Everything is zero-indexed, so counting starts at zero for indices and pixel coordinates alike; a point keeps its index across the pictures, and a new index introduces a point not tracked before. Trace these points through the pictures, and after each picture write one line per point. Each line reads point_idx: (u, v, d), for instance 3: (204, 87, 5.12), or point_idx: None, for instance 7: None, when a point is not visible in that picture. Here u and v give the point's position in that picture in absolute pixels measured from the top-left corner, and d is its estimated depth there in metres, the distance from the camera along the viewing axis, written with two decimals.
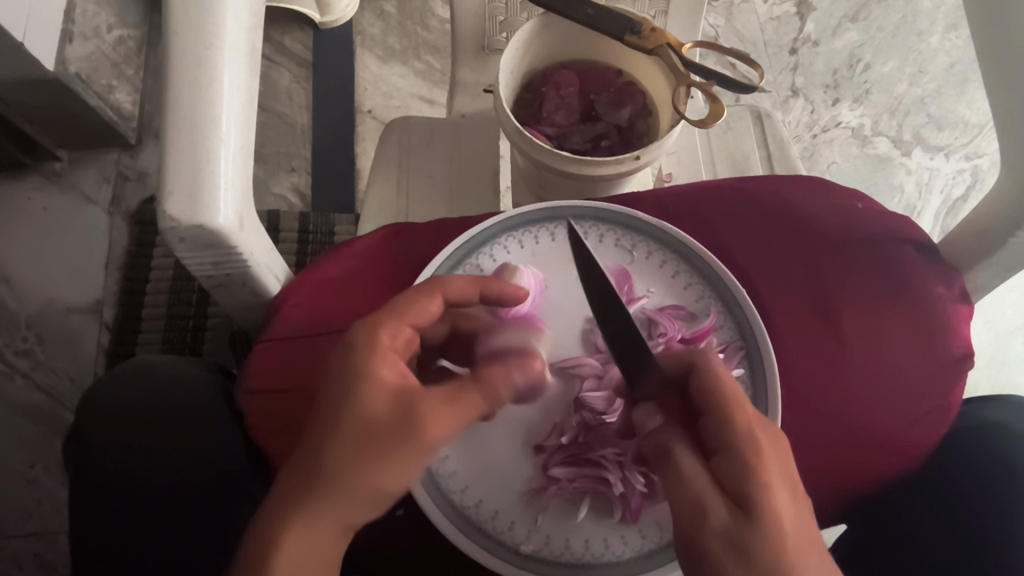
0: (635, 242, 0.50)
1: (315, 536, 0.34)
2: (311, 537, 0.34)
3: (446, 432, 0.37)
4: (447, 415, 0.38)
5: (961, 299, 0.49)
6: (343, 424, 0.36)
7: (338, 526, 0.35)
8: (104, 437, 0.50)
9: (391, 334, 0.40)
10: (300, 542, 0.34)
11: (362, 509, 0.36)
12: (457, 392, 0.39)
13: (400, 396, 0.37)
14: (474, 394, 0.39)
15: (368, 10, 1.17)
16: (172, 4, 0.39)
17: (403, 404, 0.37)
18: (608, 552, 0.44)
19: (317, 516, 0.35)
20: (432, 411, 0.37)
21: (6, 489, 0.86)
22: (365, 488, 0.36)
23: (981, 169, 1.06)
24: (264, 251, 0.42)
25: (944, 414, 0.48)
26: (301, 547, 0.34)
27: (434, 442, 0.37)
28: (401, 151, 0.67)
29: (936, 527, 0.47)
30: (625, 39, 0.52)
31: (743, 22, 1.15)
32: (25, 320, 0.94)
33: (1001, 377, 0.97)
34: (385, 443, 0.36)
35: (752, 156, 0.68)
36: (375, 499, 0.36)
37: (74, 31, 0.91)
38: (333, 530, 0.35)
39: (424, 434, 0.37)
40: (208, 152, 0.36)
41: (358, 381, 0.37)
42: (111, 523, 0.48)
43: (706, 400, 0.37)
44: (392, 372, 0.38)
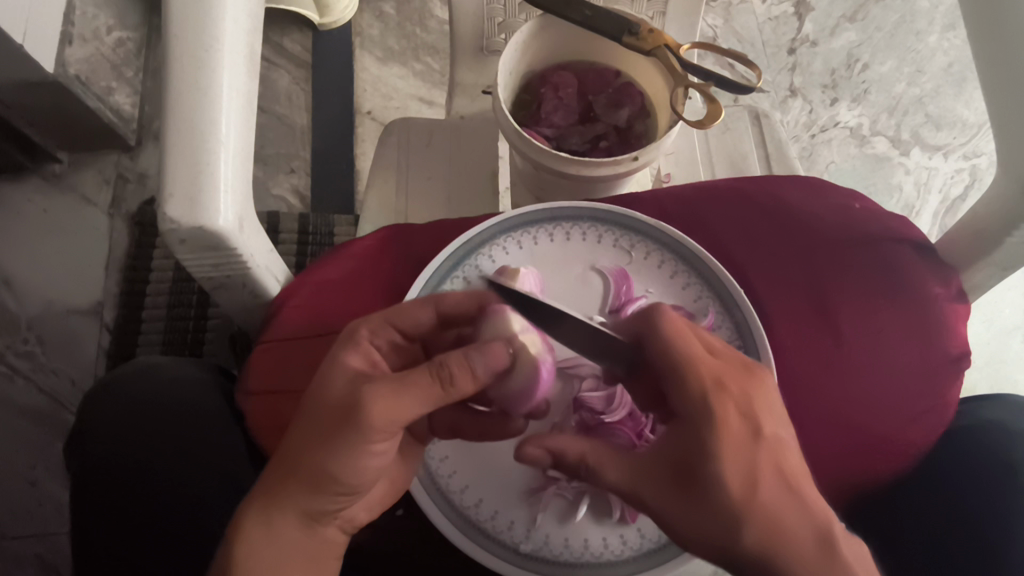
0: (634, 242, 0.51)
1: (270, 519, 0.37)
2: (267, 520, 0.37)
3: (394, 415, 0.36)
4: (390, 400, 0.36)
5: (959, 298, 0.50)
6: (303, 411, 0.38)
7: (301, 512, 0.37)
8: (103, 439, 0.50)
9: (371, 331, 0.41)
10: (257, 525, 0.36)
11: (321, 496, 0.37)
12: (405, 375, 0.37)
13: (356, 382, 0.38)
14: (420, 376, 0.37)
15: (366, 11, 1.17)
16: (171, 7, 0.39)
17: (353, 389, 0.37)
18: (607, 551, 0.44)
19: (275, 501, 0.37)
20: (372, 396, 0.36)
21: (7, 490, 0.87)
22: (313, 475, 0.37)
23: (979, 168, 1.07)
24: (264, 253, 0.42)
25: (940, 413, 0.48)
26: (259, 529, 0.36)
27: (376, 427, 0.36)
28: (400, 152, 0.67)
29: (933, 526, 0.47)
30: (623, 39, 0.52)
31: (742, 22, 1.15)
32: (25, 322, 0.94)
33: (1000, 375, 0.97)
34: (328, 429, 0.36)
35: (750, 156, 0.68)
36: (328, 485, 0.37)
37: (74, 33, 0.91)
38: (291, 515, 0.37)
39: (364, 418, 0.36)
40: (208, 155, 0.36)
41: (325, 370, 0.39)
42: (111, 525, 0.48)
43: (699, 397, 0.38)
44: (360, 361, 0.39)
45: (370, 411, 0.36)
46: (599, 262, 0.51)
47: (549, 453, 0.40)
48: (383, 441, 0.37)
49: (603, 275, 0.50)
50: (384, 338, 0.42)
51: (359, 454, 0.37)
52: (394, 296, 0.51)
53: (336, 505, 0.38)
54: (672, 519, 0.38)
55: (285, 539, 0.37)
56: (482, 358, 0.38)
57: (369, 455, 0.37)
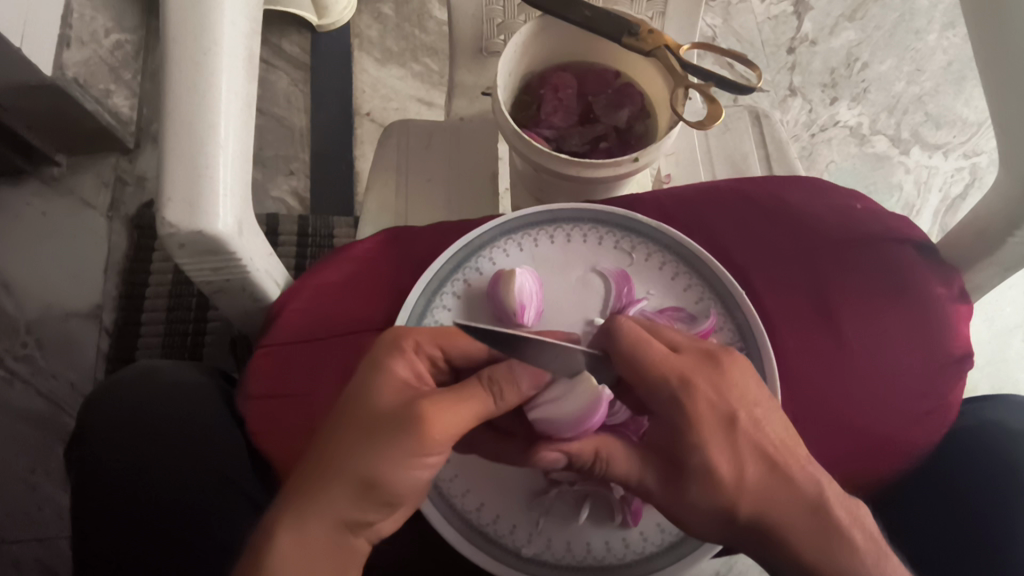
0: (635, 244, 0.50)
1: (307, 522, 0.36)
2: (303, 523, 0.36)
3: (447, 427, 0.37)
4: (445, 412, 0.38)
5: (961, 298, 0.49)
6: (350, 417, 0.38)
7: (336, 519, 0.36)
8: (103, 448, 0.50)
9: (420, 339, 0.42)
10: (293, 527, 0.36)
11: (362, 504, 0.37)
12: (460, 390, 0.39)
13: (408, 394, 0.39)
14: (474, 390, 0.39)
15: (365, 12, 1.17)
16: (169, 10, 0.39)
17: (406, 399, 0.38)
18: (609, 555, 0.44)
19: (314, 505, 0.36)
20: (429, 405, 0.38)
21: (7, 495, 0.86)
22: (359, 479, 0.36)
23: (980, 167, 1.06)
24: (263, 256, 0.42)
25: (944, 414, 0.48)
26: (295, 532, 0.36)
27: (430, 436, 0.37)
28: (399, 153, 0.67)
29: (945, 528, 0.47)
30: (623, 41, 0.52)
31: (741, 22, 1.15)
32: (24, 325, 0.94)
33: (1001, 375, 0.97)
34: (379, 434, 0.37)
35: (750, 156, 0.68)
36: (372, 493, 0.37)
37: (72, 36, 0.91)
38: (329, 521, 0.36)
39: (420, 425, 0.37)
40: (207, 158, 0.36)
41: (374, 377, 0.39)
42: (117, 536, 0.47)
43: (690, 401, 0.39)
44: (408, 371, 0.40)
45: (426, 418, 0.37)
46: (600, 263, 0.50)
47: (563, 455, 0.41)
48: (433, 455, 0.37)
49: (604, 277, 0.50)
50: (429, 356, 0.42)
51: (408, 465, 0.37)
52: (395, 300, 0.51)
53: (372, 517, 0.37)
54: (674, 511, 0.40)
55: (317, 546, 0.36)
56: (525, 374, 0.40)
57: (416, 466, 0.37)
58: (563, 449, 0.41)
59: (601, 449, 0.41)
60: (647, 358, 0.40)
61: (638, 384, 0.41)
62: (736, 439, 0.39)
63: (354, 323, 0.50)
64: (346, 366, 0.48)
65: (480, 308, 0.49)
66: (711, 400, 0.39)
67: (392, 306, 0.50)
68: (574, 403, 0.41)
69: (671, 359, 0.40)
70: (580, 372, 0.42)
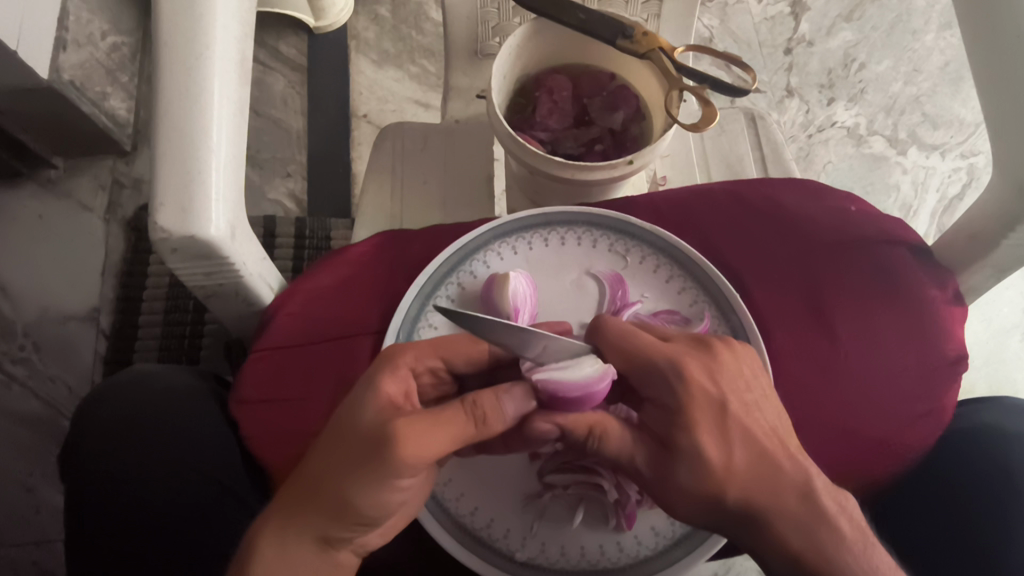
0: (629, 247, 0.50)
1: (286, 541, 0.37)
2: (282, 543, 0.37)
3: (423, 452, 0.37)
4: (422, 435, 0.37)
5: (956, 300, 0.49)
6: (331, 436, 0.38)
7: (315, 537, 0.38)
8: (98, 455, 0.50)
9: (415, 356, 0.42)
10: (271, 547, 0.37)
11: (338, 523, 0.37)
12: (439, 412, 0.38)
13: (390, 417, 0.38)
14: (454, 413, 0.38)
15: (362, 14, 1.17)
16: (161, 15, 0.39)
17: (385, 419, 0.38)
18: (604, 559, 0.43)
19: (294, 524, 0.37)
20: (405, 430, 0.37)
21: (4, 497, 0.86)
22: (336, 501, 0.37)
23: (977, 167, 1.06)
24: (256, 261, 0.42)
25: (938, 416, 0.48)
26: (274, 552, 0.37)
27: (405, 461, 0.36)
28: (394, 156, 0.67)
29: (941, 529, 0.47)
30: (617, 43, 0.52)
31: (738, 22, 1.15)
32: (21, 329, 0.94)
33: (999, 375, 0.97)
34: (356, 456, 0.37)
35: (746, 158, 0.68)
36: (348, 513, 0.37)
37: (68, 38, 0.91)
38: (307, 539, 0.37)
39: (395, 451, 0.36)
40: (198, 163, 0.36)
41: (361, 394, 0.39)
42: (112, 544, 0.47)
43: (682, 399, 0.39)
44: (396, 390, 0.40)
45: (402, 444, 0.36)
46: (594, 266, 0.50)
47: (555, 427, 0.40)
48: (409, 477, 0.37)
49: (599, 280, 0.50)
50: (428, 368, 0.43)
51: (384, 486, 0.37)
52: (390, 304, 0.51)
53: (352, 533, 0.38)
54: (672, 508, 0.39)
55: (297, 564, 0.37)
56: (512, 401, 0.39)
57: (393, 487, 0.37)
58: (557, 420, 0.40)
59: (595, 423, 0.40)
60: (630, 343, 0.41)
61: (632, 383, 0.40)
62: (730, 437, 0.38)
63: (348, 327, 0.49)
64: (340, 370, 0.48)
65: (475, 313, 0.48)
66: (705, 398, 0.39)
67: (386, 310, 0.50)
68: (578, 373, 0.40)
69: (660, 348, 0.41)
70: (586, 351, 0.41)
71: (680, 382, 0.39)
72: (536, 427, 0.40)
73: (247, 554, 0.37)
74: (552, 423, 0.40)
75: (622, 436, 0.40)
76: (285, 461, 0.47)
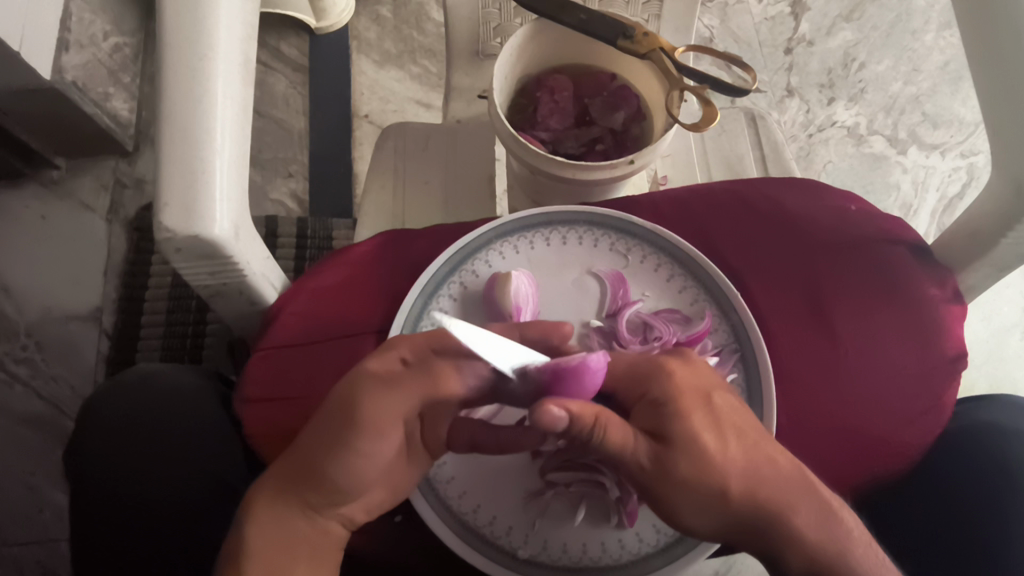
0: (630, 246, 0.51)
1: (280, 505, 0.39)
2: (274, 508, 0.39)
3: (389, 411, 0.40)
4: (385, 395, 0.40)
5: (955, 299, 0.50)
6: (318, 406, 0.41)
7: (306, 503, 0.39)
8: (99, 456, 0.50)
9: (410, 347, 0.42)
10: (266, 510, 0.39)
11: (320, 489, 0.39)
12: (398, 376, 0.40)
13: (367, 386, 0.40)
14: (418, 374, 0.41)
15: (363, 14, 1.17)
16: (165, 16, 0.39)
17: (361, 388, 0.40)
18: (605, 556, 0.44)
19: (285, 490, 0.39)
20: (376, 394, 0.40)
21: (6, 497, 0.87)
22: (322, 464, 0.39)
23: (977, 166, 1.07)
24: (260, 260, 0.42)
25: (938, 414, 0.48)
26: (269, 516, 0.38)
27: (376, 419, 0.39)
28: (396, 156, 0.67)
29: (939, 526, 0.47)
30: (618, 43, 0.52)
31: (738, 22, 1.15)
32: (24, 328, 0.94)
33: (999, 374, 0.97)
34: (337, 422, 0.39)
35: (746, 158, 0.69)
36: (332, 477, 0.39)
37: (70, 39, 0.91)
38: (295, 505, 0.39)
39: (368, 413, 0.39)
40: (202, 164, 0.36)
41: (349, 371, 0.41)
42: (111, 545, 0.47)
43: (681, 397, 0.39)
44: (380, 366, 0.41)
45: (372, 407, 0.39)
46: (595, 266, 0.51)
47: (566, 412, 0.35)
48: (384, 437, 0.40)
49: (600, 279, 0.50)
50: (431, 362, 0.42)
51: (364, 448, 0.39)
52: (393, 304, 0.51)
53: (339, 500, 0.40)
54: (673, 514, 0.39)
55: (291, 527, 0.39)
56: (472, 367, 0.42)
57: (371, 449, 0.39)
58: (565, 404, 0.35)
59: (600, 414, 0.37)
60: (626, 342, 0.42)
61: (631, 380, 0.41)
62: (728, 434, 0.38)
63: (350, 327, 0.50)
64: (343, 370, 0.48)
65: (477, 313, 0.49)
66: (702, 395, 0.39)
67: (389, 310, 0.51)
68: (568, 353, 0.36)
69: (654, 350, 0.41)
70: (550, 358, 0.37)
71: None
72: (548, 410, 0.35)
73: (244, 519, 0.39)
74: (562, 407, 0.35)
75: (627, 437, 0.38)
76: None
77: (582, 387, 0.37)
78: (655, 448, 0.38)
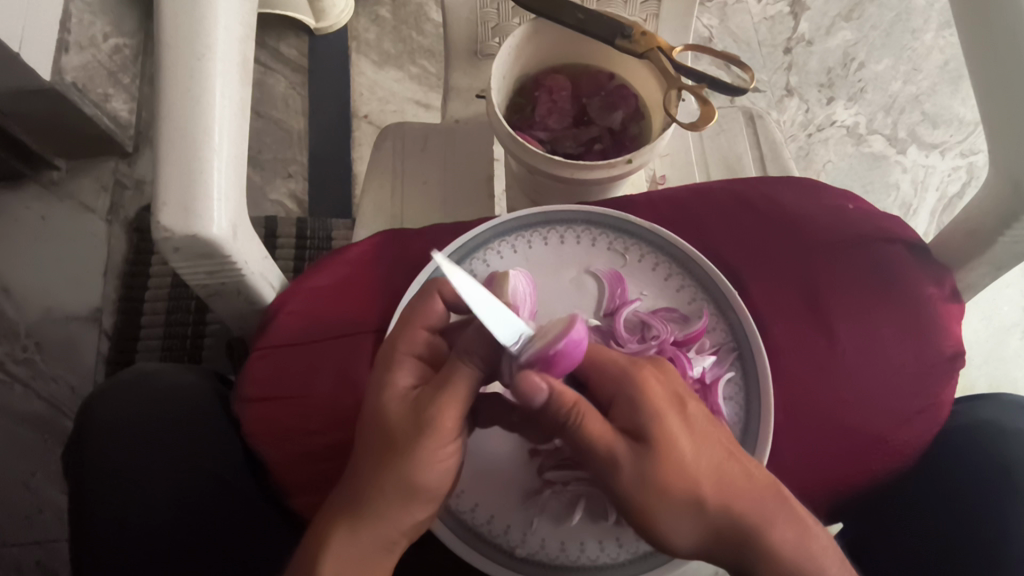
0: (628, 245, 0.51)
1: (362, 524, 0.37)
2: (356, 536, 0.37)
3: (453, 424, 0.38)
4: (449, 410, 0.38)
5: (953, 298, 0.49)
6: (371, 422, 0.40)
7: (385, 522, 0.38)
8: (102, 461, 0.50)
9: (407, 344, 0.42)
10: (347, 539, 0.37)
11: (403, 507, 0.38)
12: (445, 382, 0.38)
13: (412, 400, 0.39)
14: (468, 384, 0.39)
15: (362, 14, 1.17)
16: (163, 16, 0.39)
17: (415, 409, 0.39)
18: (602, 555, 0.44)
19: (364, 519, 0.37)
20: (437, 404, 0.38)
21: (6, 498, 0.87)
22: (399, 484, 0.37)
23: (976, 166, 1.07)
24: (258, 259, 0.43)
25: (934, 414, 0.48)
26: (348, 543, 0.37)
27: (440, 430, 0.38)
28: (395, 156, 0.67)
29: (935, 527, 0.47)
30: (615, 43, 0.52)
31: (738, 22, 1.15)
32: (24, 329, 0.94)
33: (999, 373, 0.97)
34: (398, 439, 0.38)
35: (745, 157, 0.69)
36: (409, 492, 0.38)
37: (70, 40, 0.91)
38: (378, 527, 0.37)
39: (431, 424, 0.38)
40: (199, 163, 0.36)
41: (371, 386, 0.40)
42: (116, 549, 0.47)
43: (669, 393, 0.39)
44: (408, 377, 0.41)
45: (435, 418, 0.38)
46: (593, 265, 0.51)
47: (547, 388, 0.36)
48: (448, 445, 0.39)
49: (599, 278, 0.50)
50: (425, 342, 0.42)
51: (429, 459, 0.38)
52: (390, 303, 0.51)
53: (417, 516, 0.39)
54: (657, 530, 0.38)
55: (368, 544, 0.37)
56: None
57: (437, 459, 0.38)
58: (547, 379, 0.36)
59: (579, 401, 0.37)
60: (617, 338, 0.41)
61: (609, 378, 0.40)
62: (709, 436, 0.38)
63: (350, 325, 0.50)
64: (342, 368, 0.48)
65: None
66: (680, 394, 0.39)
67: (386, 309, 0.51)
68: (555, 333, 0.36)
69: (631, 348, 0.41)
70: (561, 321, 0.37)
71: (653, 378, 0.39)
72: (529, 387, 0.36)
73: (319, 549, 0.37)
74: (544, 382, 0.36)
75: (606, 440, 0.37)
76: (292, 460, 0.47)
77: (559, 367, 0.37)
78: (640, 443, 0.38)
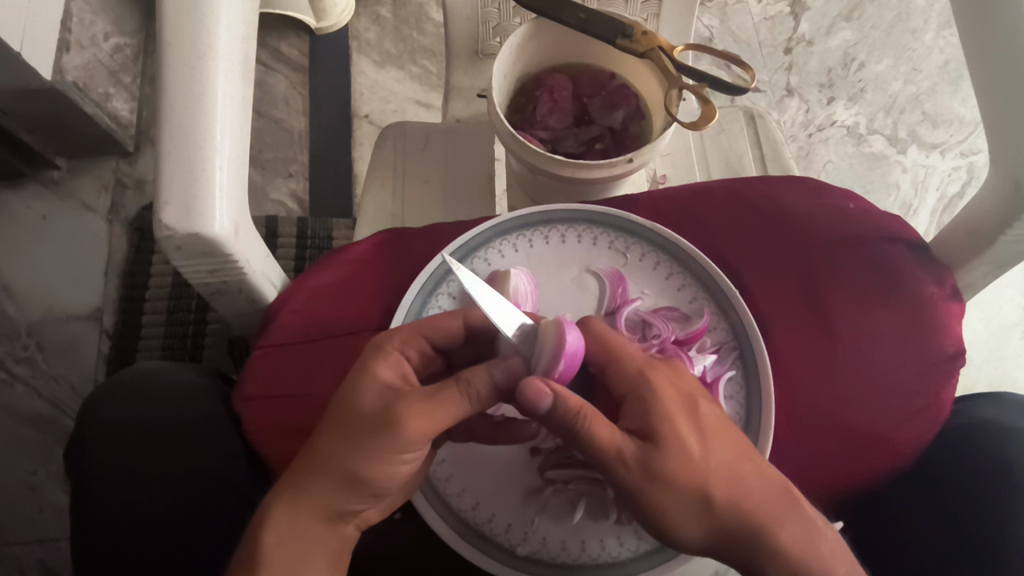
0: (629, 244, 0.51)
1: (299, 508, 0.37)
2: (296, 520, 0.36)
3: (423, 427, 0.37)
4: (423, 413, 0.37)
5: (953, 296, 0.50)
6: (333, 417, 0.38)
7: (328, 511, 0.37)
8: (103, 456, 0.50)
9: (402, 341, 0.41)
10: (284, 522, 0.36)
11: (349, 496, 0.37)
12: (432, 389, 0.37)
13: (386, 396, 0.38)
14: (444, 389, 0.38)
15: (363, 14, 1.18)
16: (166, 14, 0.39)
17: (386, 402, 0.37)
18: (603, 553, 0.44)
19: (303, 502, 0.37)
20: (407, 409, 0.37)
21: (7, 497, 0.87)
22: (343, 473, 0.37)
23: (977, 165, 1.07)
24: (260, 258, 0.43)
25: (935, 413, 0.48)
26: (285, 525, 0.36)
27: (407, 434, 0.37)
28: (395, 156, 0.67)
29: (935, 525, 0.47)
30: (616, 42, 0.52)
31: (738, 22, 1.16)
32: (25, 328, 0.94)
33: (999, 373, 0.97)
34: (358, 431, 0.37)
35: (745, 157, 0.69)
36: (357, 485, 0.37)
37: (71, 40, 0.91)
38: (316, 512, 0.37)
39: (397, 424, 0.36)
40: (201, 162, 0.36)
41: (357, 380, 0.39)
42: (116, 544, 0.47)
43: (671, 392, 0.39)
44: (392, 373, 0.40)
45: (401, 421, 0.36)
46: (594, 264, 0.51)
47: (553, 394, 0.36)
48: (412, 450, 0.37)
49: (600, 277, 0.50)
50: (416, 349, 0.42)
51: (388, 462, 0.37)
52: (392, 302, 0.51)
53: (357, 506, 0.38)
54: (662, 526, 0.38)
55: (307, 530, 0.37)
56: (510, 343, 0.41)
57: (400, 458, 0.37)
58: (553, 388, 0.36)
59: (585, 405, 0.37)
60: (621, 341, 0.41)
61: (617, 376, 0.40)
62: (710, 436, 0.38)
63: (352, 324, 0.50)
64: (343, 367, 0.48)
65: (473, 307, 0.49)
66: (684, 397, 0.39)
67: (388, 308, 0.51)
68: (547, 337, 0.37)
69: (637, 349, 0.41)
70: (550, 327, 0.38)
71: (653, 380, 0.39)
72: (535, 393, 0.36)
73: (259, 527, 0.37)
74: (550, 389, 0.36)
75: (614, 439, 0.37)
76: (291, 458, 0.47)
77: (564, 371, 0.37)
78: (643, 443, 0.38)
